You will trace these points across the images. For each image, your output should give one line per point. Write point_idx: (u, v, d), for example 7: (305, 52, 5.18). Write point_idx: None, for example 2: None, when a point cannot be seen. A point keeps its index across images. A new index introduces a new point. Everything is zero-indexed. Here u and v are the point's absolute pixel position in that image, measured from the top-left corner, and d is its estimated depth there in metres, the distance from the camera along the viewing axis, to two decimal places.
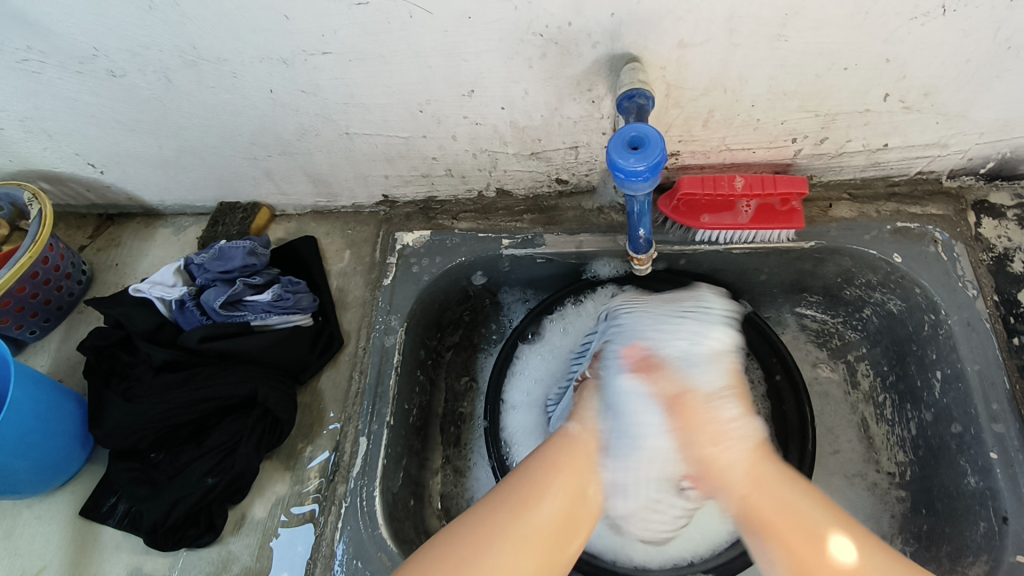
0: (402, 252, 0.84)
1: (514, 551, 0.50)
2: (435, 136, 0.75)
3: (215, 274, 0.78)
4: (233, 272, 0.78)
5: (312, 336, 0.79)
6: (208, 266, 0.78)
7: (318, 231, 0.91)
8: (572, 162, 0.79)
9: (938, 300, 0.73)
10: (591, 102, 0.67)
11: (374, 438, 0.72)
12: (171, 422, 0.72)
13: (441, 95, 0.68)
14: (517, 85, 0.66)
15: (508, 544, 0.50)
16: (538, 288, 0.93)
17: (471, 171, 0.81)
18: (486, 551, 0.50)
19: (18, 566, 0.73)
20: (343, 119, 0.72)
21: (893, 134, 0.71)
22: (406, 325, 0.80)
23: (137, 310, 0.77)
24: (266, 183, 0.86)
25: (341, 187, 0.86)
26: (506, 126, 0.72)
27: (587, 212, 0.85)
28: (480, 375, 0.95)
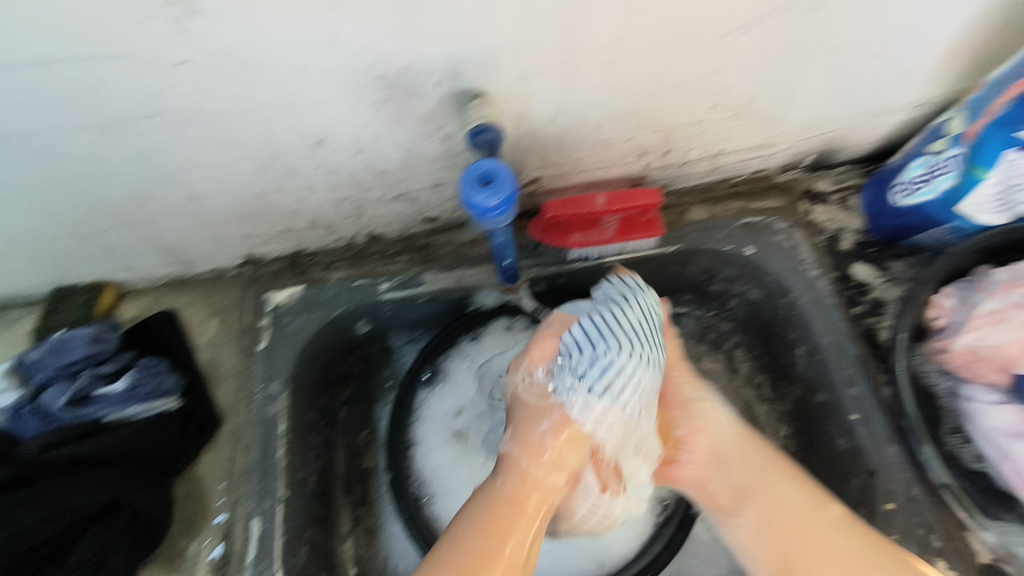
0: (274, 313, 0.80)
1: None
2: (291, 189, 0.71)
3: (54, 371, 0.68)
4: (75, 364, 0.68)
5: (181, 422, 0.73)
6: (43, 364, 0.68)
7: (178, 303, 0.83)
8: (438, 199, 0.78)
9: (788, 284, 0.80)
10: (446, 139, 0.68)
11: (267, 518, 0.68)
12: (16, 549, 0.60)
13: (290, 148, 0.65)
14: (367, 129, 0.65)
15: None
16: (427, 327, 0.91)
17: (337, 220, 0.79)
18: None
19: None
20: (186, 182, 0.67)
21: (726, 140, 0.78)
22: (288, 389, 0.76)
23: None
24: (108, 260, 0.78)
25: (196, 253, 0.80)
26: (364, 171, 0.71)
27: (462, 246, 0.84)
28: (379, 426, 0.92)
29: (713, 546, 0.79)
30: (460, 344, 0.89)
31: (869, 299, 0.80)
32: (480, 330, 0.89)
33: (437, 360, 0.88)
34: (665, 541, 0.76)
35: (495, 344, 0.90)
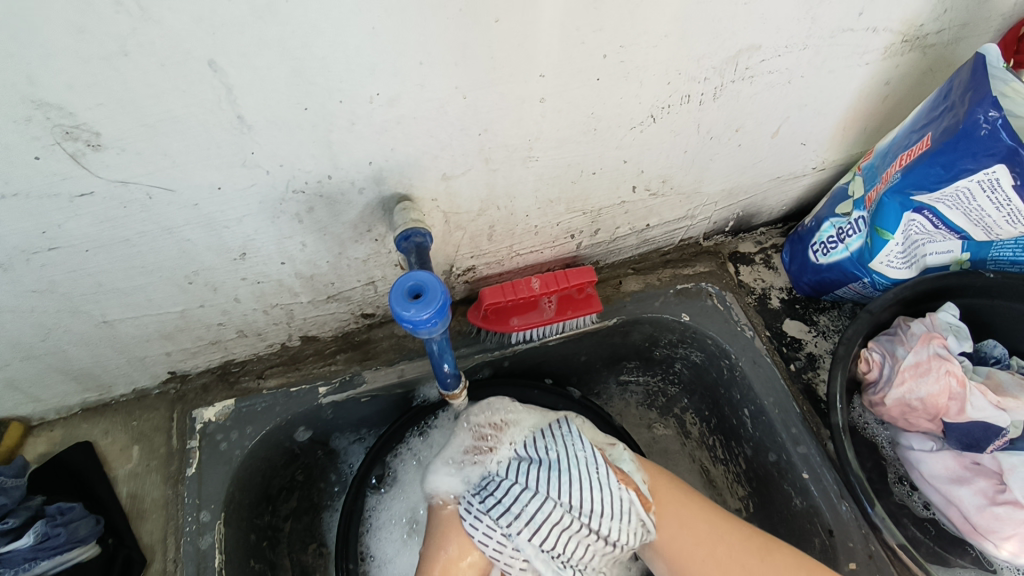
0: (204, 431, 0.74)
1: None
2: (215, 303, 0.68)
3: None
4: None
5: (101, 570, 0.65)
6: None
7: (95, 431, 0.77)
8: (373, 296, 0.77)
9: (727, 346, 0.82)
10: (374, 240, 0.67)
11: None
12: None
13: (210, 264, 0.63)
14: (292, 239, 0.63)
15: None
16: (372, 424, 0.87)
17: (267, 327, 0.75)
18: None
19: None
20: (96, 308, 0.63)
21: (651, 215, 0.80)
22: (223, 517, 0.70)
23: None
24: (11, 394, 0.71)
25: (114, 376, 0.75)
26: (292, 278, 0.69)
27: (403, 337, 0.82)
28: (329, 535, 0.87)
29: None
30: (408, 441, 0.85)
31: (803, 354, 0.82)
32: (428, 423, 0.85)
33: (385, 461, 0.84)
34: None
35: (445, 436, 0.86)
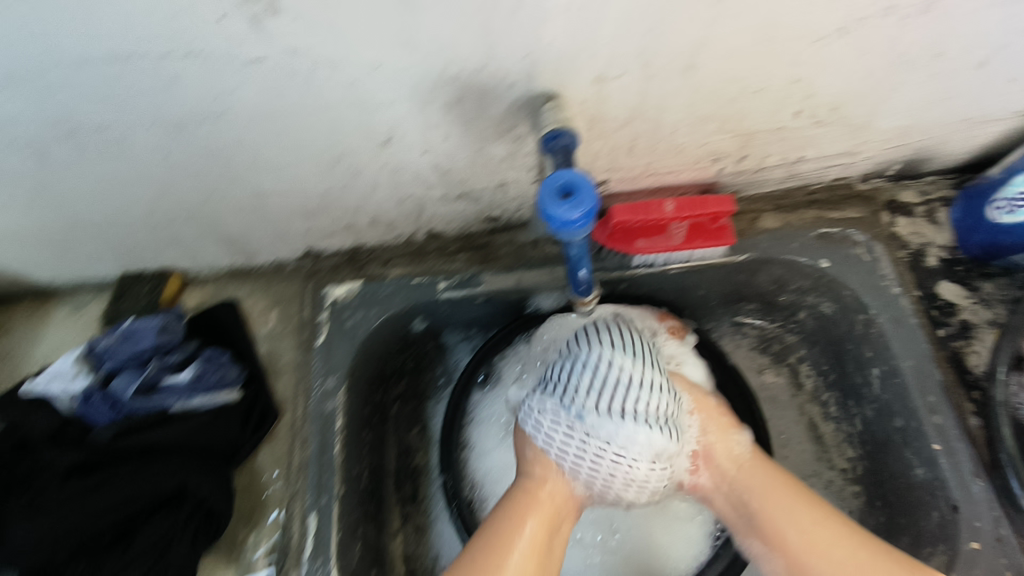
0: (333, 307, 0.80)
1: (511, 517, 0.65)
2: (355, 187, 0.71)
3: (124, 357, 0.69)
4: (145, 352, 0.70)
5: (243, 413, 0.73)
6: (115, 350, 0.70)
7: (240, 293, 0.84)
8: (501, 199, 0.77)
9: (866, 300, 0.75)
10: (514, 140, 0.66)
11: (324, 514, 0.69)
12: (87, 536, 0.62)
13: (357, 146, 0.64)
14: (436, 130, 0.63)
15: (507, 513, 0.65)
16: (482, 326, 0.90)
17: (398, 217, 0.78)
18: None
19: None
20: (252, 178, 0.67)
21: (808, 146, 0.73)
22: (345, 384, 0.76)
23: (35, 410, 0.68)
24: (174, 250, 0.79)
25: (259, 246, 0.81)
26: (429, 171, 0.69)
27: (522, 246, 0.83)
28: (433, 423, 0.93)
29: None
30: (516, 347, 0.87)
31: (955, 321, 0.74)
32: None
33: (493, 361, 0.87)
34: (725, 563, 0.72)
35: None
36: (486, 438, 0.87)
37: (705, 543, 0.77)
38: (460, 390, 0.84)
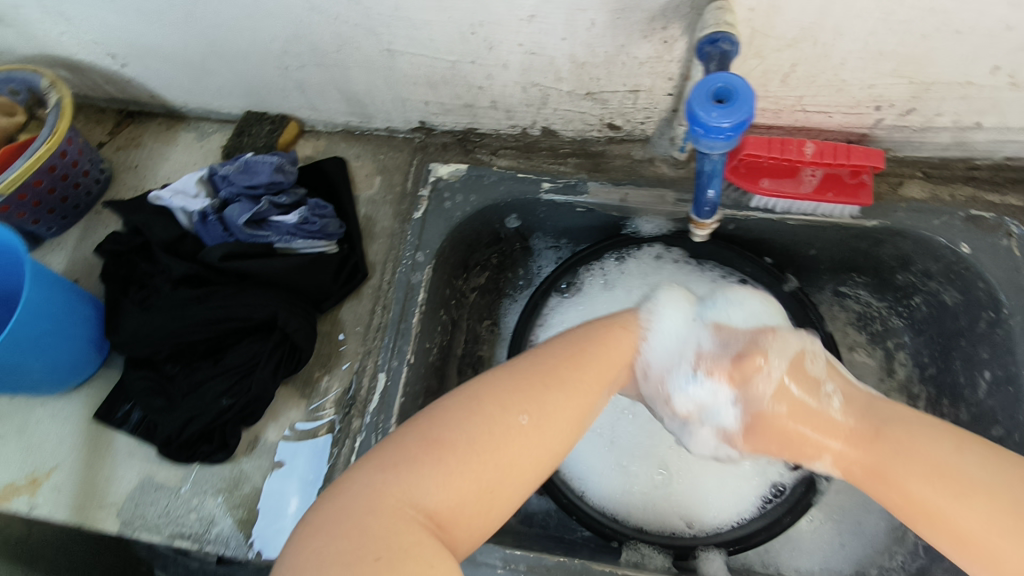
0: (435, 186, 0.80)
1: (560, 361, 0.57)
2: (485, 63, 0.68)
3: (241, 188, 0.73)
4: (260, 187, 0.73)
5: (337, 264, 0.75)
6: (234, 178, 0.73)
7: (349, 153, 0.85)
8: (629, 107, 0.72)
9: (1003, 298, 0.67)
10: (663, 42, 0.61)
11: (393, 375, 0.71)
12: (187, 336, 0.70)
13: (498, 17, 0.61)
14: (584, 13, 0.59)
15: (555, 358, 0.57)
16: (573, 238, 0.89)
17: (518, 105, 0.75)
18: (545, 394, 0.54)
19: (31, 463, 0.73)
20: (386, 33, 0.66)
21: (990, 112, 0.64)
22: (433, 262, 0.77)
23: (158, 218, 0.73)
24: (297, 96, 0.80)
25: (376, 108, 0.80)
26: (564, 60, 0.66)
27: (637, 162, 0.79)
28: (504, 323, 0.94)
29: (813, 541, 0.75)
30: (603, 260, 0.85)
31: None
32: (628, 252, 0.85)
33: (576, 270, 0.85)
34: (767, 522, 0.71)
35: (640, 272, 0.86)
36: (551, 340, 0.85)
37: (756, 500, 0.74)
38: (539, 293, 0.84)
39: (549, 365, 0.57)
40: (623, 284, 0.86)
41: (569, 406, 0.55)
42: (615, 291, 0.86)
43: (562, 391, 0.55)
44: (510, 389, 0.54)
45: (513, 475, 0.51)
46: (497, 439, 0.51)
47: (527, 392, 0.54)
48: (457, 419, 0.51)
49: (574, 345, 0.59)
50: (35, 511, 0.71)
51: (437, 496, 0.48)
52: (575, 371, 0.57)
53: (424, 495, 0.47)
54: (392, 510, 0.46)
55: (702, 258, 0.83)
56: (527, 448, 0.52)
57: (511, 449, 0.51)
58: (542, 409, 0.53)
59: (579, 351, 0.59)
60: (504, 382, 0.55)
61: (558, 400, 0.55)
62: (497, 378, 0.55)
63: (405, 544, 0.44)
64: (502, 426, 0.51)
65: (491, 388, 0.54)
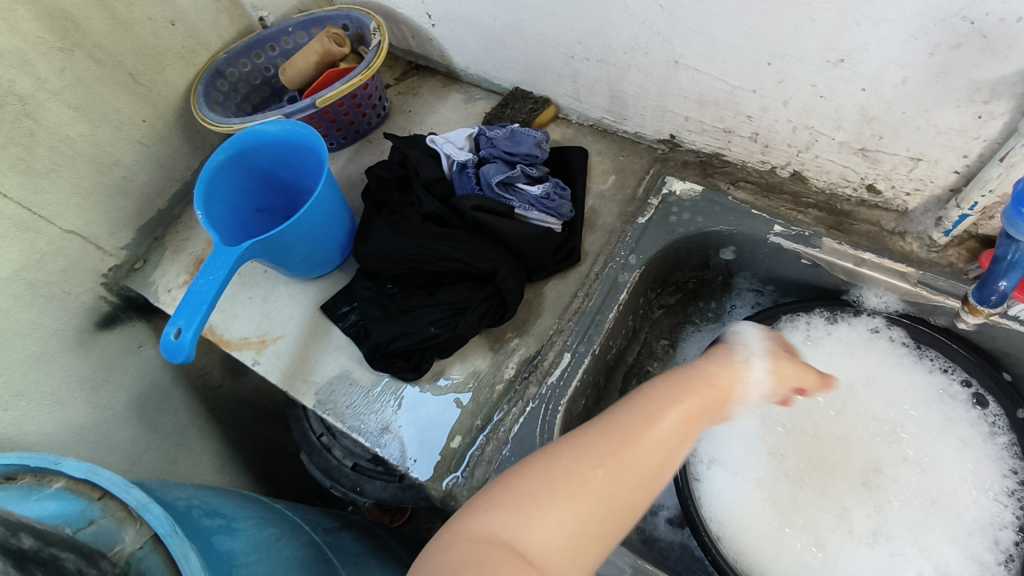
0: (666, 198, 0.82)
1: (646, 406, 0.50)
2: (765, 94, 0.69)
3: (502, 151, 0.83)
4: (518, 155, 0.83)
5: (558, 243, 0.80)
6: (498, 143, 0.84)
7: (592, 147, 0.90)
8: (900, 174, 0.69)
9: None
10: (976, 116, 0.57)
11: (577, 357, 0.75)
12: (419, 263, 0.79)
13: (803, 54, 0.62)
14: (899, 69, 0.57)
15: (641, 403, 0.50)
16: (779, 288, 0.87)
17: (779, 143, 0.75)
18: (625, 436, 0.48)
19: (265, 326, 0.87)
20: (682, 45, 0.69)
21: None
22: (643, 267, 0.79)
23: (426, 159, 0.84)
24: (567, 84, 0.87)
25: (634, 112, 0.84)
26: (852, 111, 0.64)
27: (885, 232, 0.75)
28: (682, 348, 0.93)
29: None
30: (812, 313, 0.80)
31: None
32: (842, 313, 0.79)
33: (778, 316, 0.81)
34: None
35: (850, 341, 0.78)
36: None
37: None
38: None
39: (641, 410, 0.50)
40: (828, 346, 0.79)
41: (663, 460, 0.48)
42: (816, 351, 0.79)
43: (657, 434, 0.48)
44: (587, 442, 0.48)
45: (594, 523, 0.44)
46: (575, 484, 0.45)
47: (617, 443, 0.47)
48: (541, 471, 0.47)
49: (666, 394, 0.51)
50: (257, 366, 0.84)
51: (522, 541, 0.42)
52: (669, 415, 0.50)
53: (511, 537, 0.43)
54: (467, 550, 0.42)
55: (924, 345, 0.74)
56: (605, 495, 0.45)
57: (586, 492, 0.45)
58: (619, 455, 0.47)
59: (670, 403, 0.50)
60: (587, 435, 0.48)
61: (640, 456, 0.47)
62: (585, 431, 0.49)
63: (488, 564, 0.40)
64: (576, 473, 0.46)
65: (571, 442, 0.48)
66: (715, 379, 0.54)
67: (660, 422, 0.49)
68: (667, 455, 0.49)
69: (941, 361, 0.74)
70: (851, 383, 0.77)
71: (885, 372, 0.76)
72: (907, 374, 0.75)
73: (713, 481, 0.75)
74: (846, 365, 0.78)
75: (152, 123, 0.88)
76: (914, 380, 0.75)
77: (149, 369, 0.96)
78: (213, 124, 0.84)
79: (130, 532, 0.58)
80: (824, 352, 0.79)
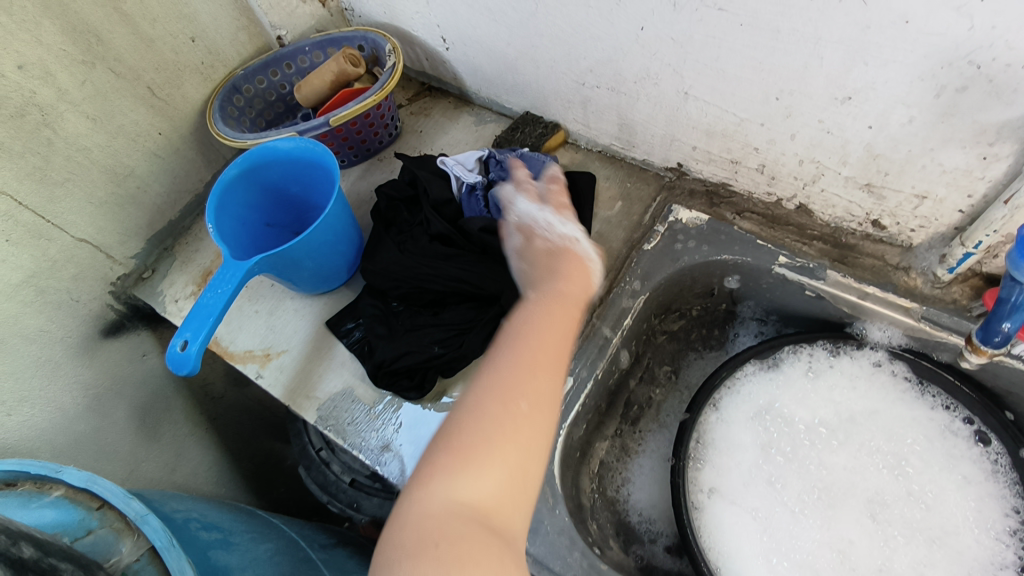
0: (672, 225, 0.83)
1: (532, 335, 0.56)
2: (773, 128, 0.70)
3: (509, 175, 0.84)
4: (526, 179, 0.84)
5: None
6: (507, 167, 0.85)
7: (600, 173, 0.91)
8: (905, 211, 0.69)
9: None
10: (980, 157, 0.58)
11: (579, 382, 0.75)
12: (426, 283, 0.79)
13: (811, 90, 0.63)
14: (905, 108, 0.58)
15: (526, 333, 0.56)
16: (782, 318, 0.87)
17: (785, 176, 0.75)
18: (539, 372, 0.53)
19: (269, 340, 0.87)
20: (692, 77, 0.70)
21: None
22: (646, 295, 0.81)
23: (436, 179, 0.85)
24: (578, 110, 0.88)
25: (643, 140, 0.86)
26: (858, 147, 0.65)
27: (889, 268, 0.75)
28: (684, 373, 0.93)
29: None
30: (814, 345, 0.80)
31: None
32: (844, 347, 0.79)
33: (782, 345, 0.81)
34: None
35: (851, 375, 0.78)
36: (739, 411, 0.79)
37: None
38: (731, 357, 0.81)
39: (529, 359, 0.54)
40: (829, 378, 0.79)
41: (559, 373, 0.54)
42: (816, 384, 0.79)
43: (552, 356, 0.55)
44: (507, 378, 0.52)
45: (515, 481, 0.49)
46: (495, 444, 0.49)
47: (534, 375, 0.52)
48: (473, 419, 0.50)
49: (537, 320, 0.57)
50: (260, 380, 0.84)
51: (470, 489, 0.47)
52: (538, 328, 0.56)
53: (468, 494, 0.47)
54: (439, 515, 0.45)
55: (925, 380, 0.74)
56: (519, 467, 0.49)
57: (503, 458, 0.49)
58: (540, 384, 0.52)
59: (541, 325, 0.57)
60: (495, 370, 0.53)
61: (549, 384, 0.53)
62: (488, 366, 0.54)
63: (455, 546, 0.43)
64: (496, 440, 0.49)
65: (486, 386, 0.52)
66: (568, 283, 0.61)
67: (540, 339, 0.55)
68: (559, 362, 0.55)
69: (941, 396, 0.74)
70: (852, 416, 0.77)
71: (886, 406, 0.76)
72: (908, 409, 0.75)
73: (714, 510, 0.74)
74: (846, 399, 0.78)
75: (167, 135, 0.89)
76: (916, 414, 0.74)
77: (152, 378, 0.96)
78: (227, 139, 0.86)
79: (127, 543, 0.58)
80: (825, 384, 0.79)
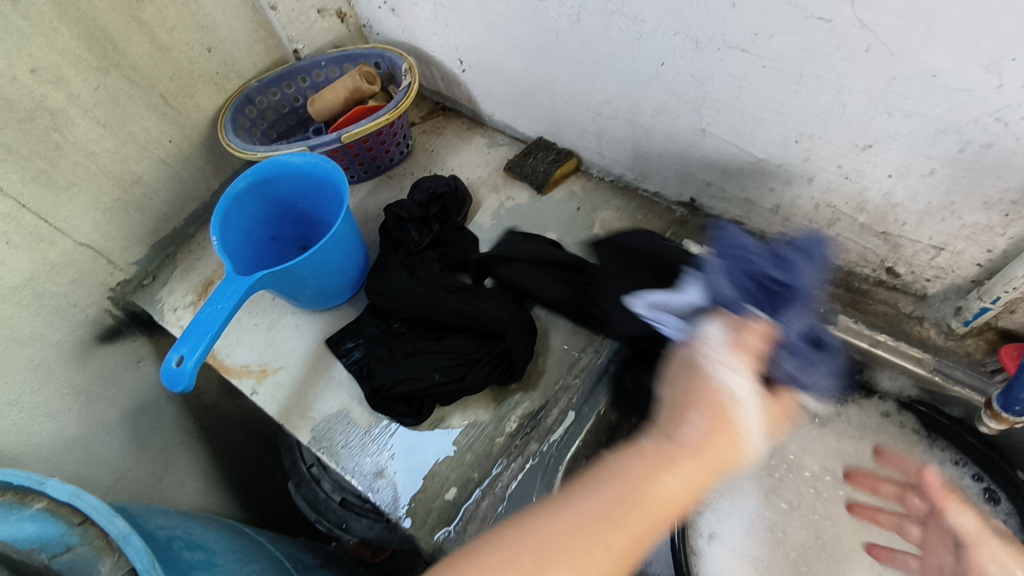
0: None
1: (631, 474, 0.48)
2: (790, 170, 0.69)
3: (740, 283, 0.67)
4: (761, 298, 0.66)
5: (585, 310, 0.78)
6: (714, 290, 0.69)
7: (612, 203, 0.90)
8: (921, 260, 0.68)
9: None
10: (1002, 214, 0.57)
11: (580, 418, 0.75)
12: (431, 311, 0.78)
13: (831, 136, 0.62)
14: (927, 160, 0.57)
15: (628, 472, 0.48)
16: None
17: (800, 218, 0.74)
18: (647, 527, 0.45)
19: (266, 355, 0.86)
20: (710, 115, 0.69)
21: None
22: None
23: None
24: (592, 139, 0.87)
25: (656, 173, 0.85)
26: (877, 195, 0.64)
27: (901, 316, 0.74)
28: None
29: None
30: None
31: None
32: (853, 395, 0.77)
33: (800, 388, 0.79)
34: None
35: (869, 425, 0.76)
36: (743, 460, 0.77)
37: None
38: None
39: (629, 501, 0.46)
40: (837, 426, 0.77)
41: (661, 519, 0.46)
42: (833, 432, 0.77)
43: (672, 492, 0.47)
44: (581, 520, 0.44)
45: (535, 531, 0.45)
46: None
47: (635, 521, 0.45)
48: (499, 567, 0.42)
49: (634, 467, 0.48)
50: (256, 396, 0.82)
51: None
52: (667, 477, 0.48)
53: None
54: None
55: (934, 434, 0.73)
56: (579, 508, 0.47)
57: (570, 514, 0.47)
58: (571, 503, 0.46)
59: (659, 477, 0.47)
60: (566, 512, 0.45)
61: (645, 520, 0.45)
62: (568, 506, 0.46)
63: None
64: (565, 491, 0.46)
65: (565, 527, 0.44)
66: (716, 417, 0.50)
67: (670, 475, 0.48)
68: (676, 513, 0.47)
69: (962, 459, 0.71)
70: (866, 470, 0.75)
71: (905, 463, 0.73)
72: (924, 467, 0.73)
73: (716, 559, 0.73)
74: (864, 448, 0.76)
75: (178, 143, 0.88)
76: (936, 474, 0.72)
77: (145, 386, 0.95)
78: (238, 150, 0.85)
79: (106, 562, 0.56)
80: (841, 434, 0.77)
